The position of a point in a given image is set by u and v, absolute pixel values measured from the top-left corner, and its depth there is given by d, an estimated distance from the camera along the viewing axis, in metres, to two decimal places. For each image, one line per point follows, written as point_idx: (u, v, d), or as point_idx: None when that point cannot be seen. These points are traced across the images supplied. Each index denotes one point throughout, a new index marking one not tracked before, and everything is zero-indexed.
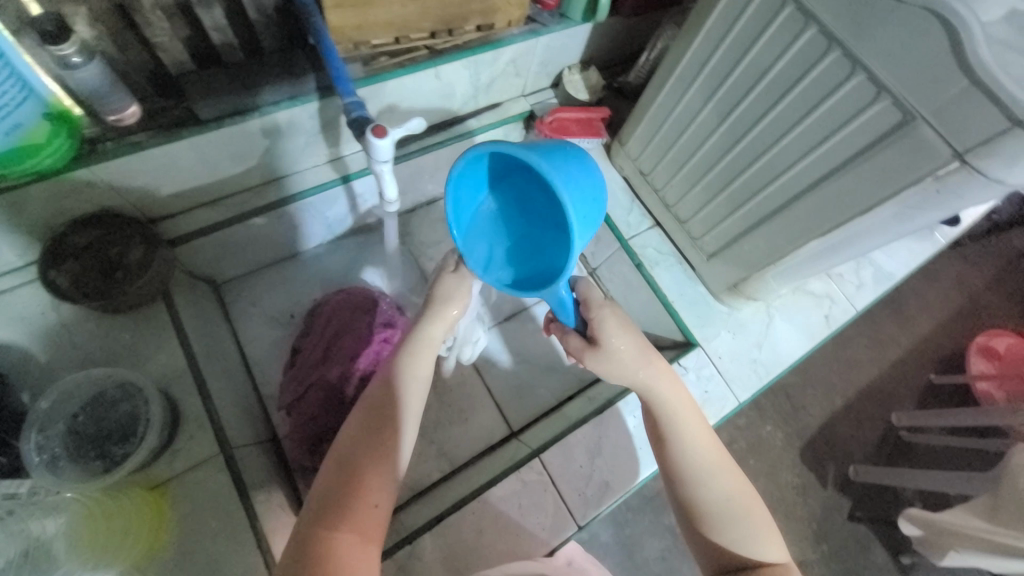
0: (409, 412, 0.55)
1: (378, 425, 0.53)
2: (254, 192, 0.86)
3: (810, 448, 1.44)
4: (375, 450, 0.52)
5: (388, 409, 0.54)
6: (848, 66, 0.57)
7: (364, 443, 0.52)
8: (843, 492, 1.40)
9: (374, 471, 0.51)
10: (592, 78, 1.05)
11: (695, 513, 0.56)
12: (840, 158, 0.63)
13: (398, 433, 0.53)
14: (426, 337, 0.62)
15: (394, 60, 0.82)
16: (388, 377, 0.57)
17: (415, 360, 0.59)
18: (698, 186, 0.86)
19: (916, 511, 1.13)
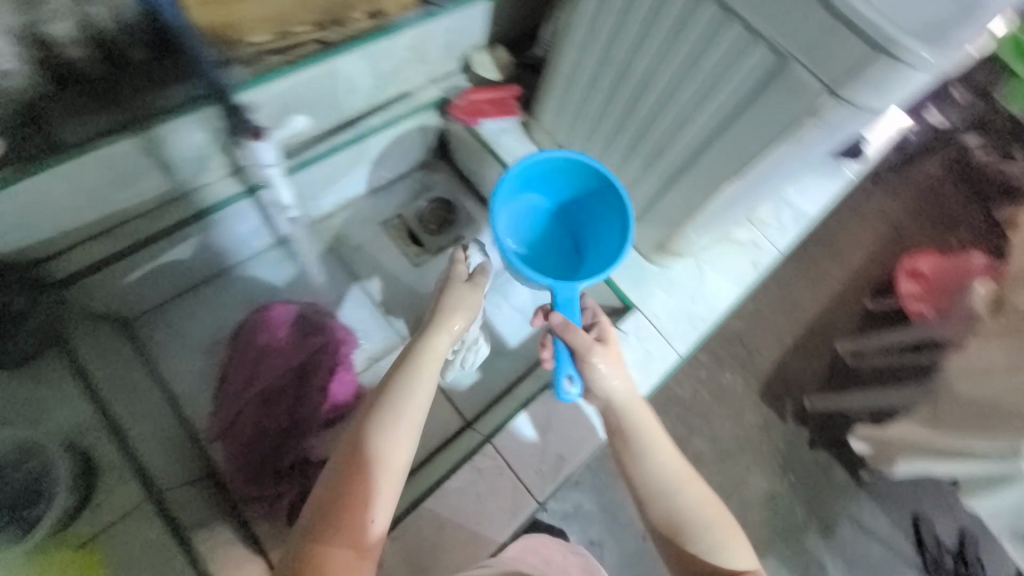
0: (406, 428, 0.59)
1: (376, 439, 0.57)
2: (150, 217, 0.79)
3: (767, 388, 1.51)
4: (373, 463, 0.56)
5: (388, 420, 0.59)
6: (721, 15, 0.59)
7: (363, 457, 0.56)
8: (802, 423, 1.49)
9: (368, 485, 0.55)
10: (502, 58, 1.04)
11: (672, 523, 0.63)
12: (731, 106, 0.64)
13: (397, 446, 0.58)
14: (427, 352, 0.67)
15: (281, 57, 0.76)
16: (390, 390, 0.61)
17: (416, 375, 0.63)
18: (614, 153, 0.87)
19: (862, 428, 1.22)
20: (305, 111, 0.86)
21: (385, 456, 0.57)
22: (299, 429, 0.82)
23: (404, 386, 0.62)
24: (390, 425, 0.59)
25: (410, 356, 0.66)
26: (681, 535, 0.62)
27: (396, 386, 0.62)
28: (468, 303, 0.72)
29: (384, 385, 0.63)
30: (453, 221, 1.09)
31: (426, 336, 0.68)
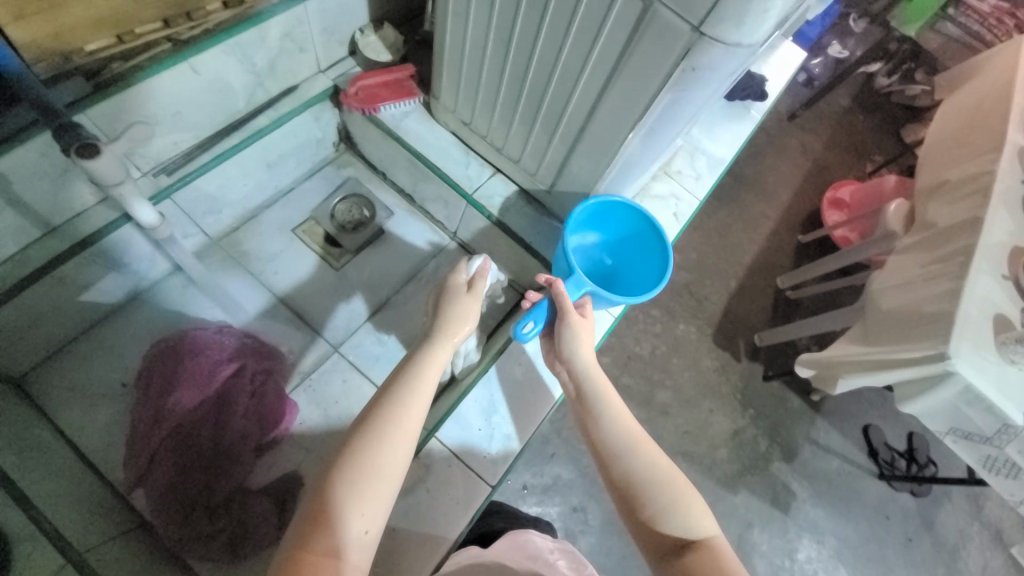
0: (410, 437, 0.54)
1: (381, 445, 0.52)
2: (15, 261, 0.71)
3: (719, 332, 1.57)
4: (377, 475, 0.50)
5: (393, 426, 0.53)
6: None
7: (365, 465, 0.50)
8: (755, 358, 1.55)
9: (369, 498, 0.49)
10: (389, 36, 0.99)
11: (625, 486, 0.56)
12: (609, 59, 0.64)
13: (400, 457, 0.53)
14: (430, 357, 0.61)
15: (129, 63, 0.69)
16: (396, 395, 0.56)
17: (422, 382, 0.58)
18: (516, 123, 0.85)
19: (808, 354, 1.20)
20: (176, 121, 0.80)
21: (390, 465, 0.52)
22: (230, 461, 0.79)
23: (409, 392, 0.57)
24: (383, 427, 0.53)
25: (412, 361, 0.61)
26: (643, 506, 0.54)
27: (402, 392, 0.57)
28: (469, 307, 0.68)
29: (388, 388, 0.57)
30: (372, 215, 1.04)
31: (433, 342, 0.64)
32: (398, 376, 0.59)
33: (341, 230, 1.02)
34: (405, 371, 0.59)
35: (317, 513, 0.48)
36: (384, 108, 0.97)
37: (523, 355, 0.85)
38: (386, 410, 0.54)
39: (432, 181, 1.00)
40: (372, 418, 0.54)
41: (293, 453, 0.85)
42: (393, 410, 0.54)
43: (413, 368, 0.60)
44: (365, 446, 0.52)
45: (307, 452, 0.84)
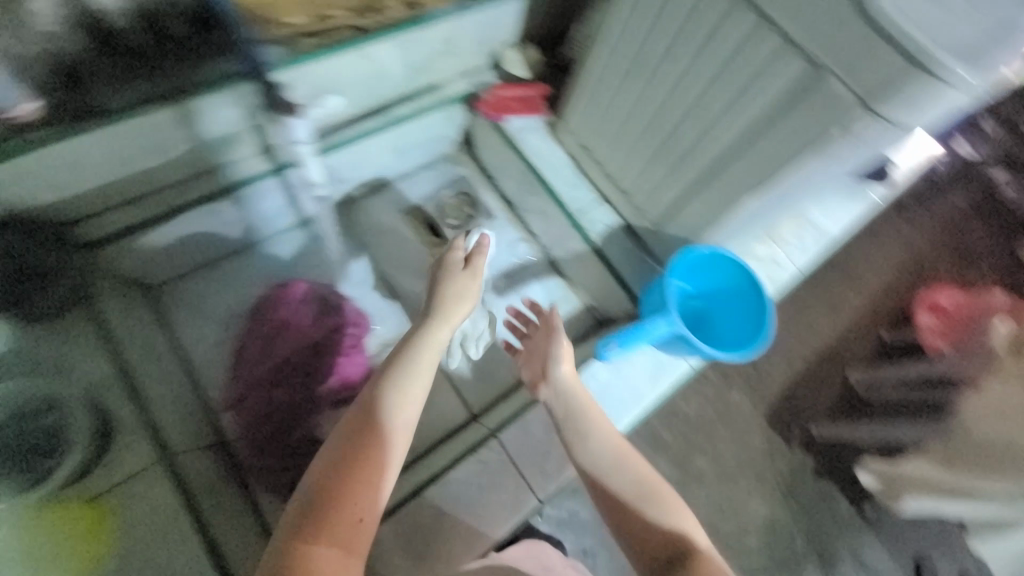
0: (402, 420, 0.58)
1: (376, 432, 0.56)
2: (180, 187, 0.82)
3: (772, 411, 1.43)
4: (371, 456, 0.54)
5: (389, 413, 0.57)
6: (756, 24, 0.60)
7: (360, 451, 0.54)
8: (807, 450, 1.41)
9: (367, 479, 0.53)
10: (531, 56, 1.04)
11: (625, 507, 0.61)
12: (762, 116, 0.65)
13: (397, 439, 0.57)
14: (426, 338, 0.65)
15: (316, 38, 0.77)
16: (387, 382, 0.59)
17: (412, 366, 0.62)
18: (639, 156, 0.88)
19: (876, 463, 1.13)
20: (336, 95, 0.88)
21: (385, 447, 0.55)
22: (312, 405, 0.85)
23: (400, 378, 0.60)
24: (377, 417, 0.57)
25: (403, 345, 0.64)
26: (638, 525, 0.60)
27: (395, 380, 0.60)
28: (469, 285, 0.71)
29: (377, 380, 0.60)
30: (473, 214, 1.10)
31: (427, 322, 0.66)
32: (393, 362, 0.63)
33: (443, 222, 1.07)
34: (394, 359, 0.63)
35: (322, 495, 0.51)
36: (513, 119, 1.03)
37: (598, 377, 0.84)
38: (379, 400, 0.58)
39: (538, 195, 1.04)
40: (367, 410, 0.57)
41: None
42: (386, 398, 0.58)
43: (404, 356, 0.63)
44: (361, 434, 0.56)
45: None
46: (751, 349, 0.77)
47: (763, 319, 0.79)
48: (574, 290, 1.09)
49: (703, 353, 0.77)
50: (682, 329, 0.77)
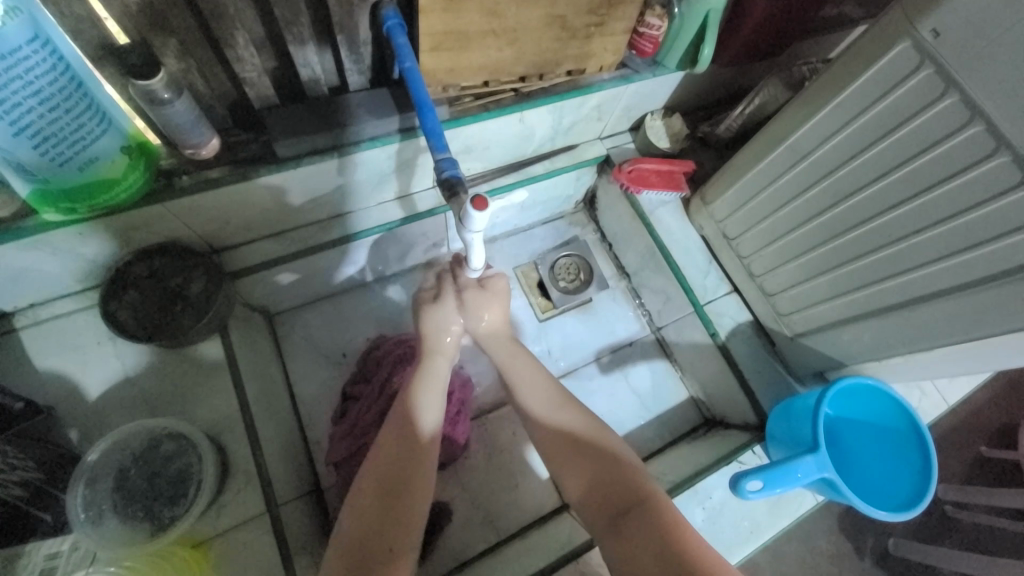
0: (424, 467, 0.59)
1: (402, 485, 0.57)
2: (320, 226, 0.81)
3: (851, 518, 1.32)
4: (399, 502, 0.56)
5: (407, 461, 0.59)
6: (1018, 174, 0.50)
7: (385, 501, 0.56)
8: (881, 566, 1.29)
9: (399, 522, 0.55)
10: (675, 125, 0.97)
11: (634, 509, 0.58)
12: (987, 270, 0.56)
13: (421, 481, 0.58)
14: (432, 369, 0.67)
15: (478, 102, 0.77)
16: (398, 434, 0.61)
17: (422, 412, 0.63)
18: (792, 264, 0.79)
19: None
20: (482, 153, 0.86)
21: (410, 492, 0.57)
22: None
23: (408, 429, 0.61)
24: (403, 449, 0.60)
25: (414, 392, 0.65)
26: (630, 531, 0.55)
27: (405, 429, 0.61)
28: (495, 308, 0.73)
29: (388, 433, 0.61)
30: (586, 280, 1.10)
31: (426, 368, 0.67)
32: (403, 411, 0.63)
33: (555, 284, 1.08)
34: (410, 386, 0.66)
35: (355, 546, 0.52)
36: (647, 192, 0.96)
37: (711, 500, 0.77)
38: (393, 452, 0.59)
39: (662, 274, 0.99)
40: (386, 461, 0.58)
41: (449, 485, 0.85)
42: (400, 449, 0.60)
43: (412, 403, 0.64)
44: (386, 483, 0.57)
45: (458, 487, 0.85)
46: (914, 508, 0.68)
47: (923, 468, 0.71)
48: (681, 378, 1.04)
49: (857, 506, 0.67)
50: (833, 474, 0.67)
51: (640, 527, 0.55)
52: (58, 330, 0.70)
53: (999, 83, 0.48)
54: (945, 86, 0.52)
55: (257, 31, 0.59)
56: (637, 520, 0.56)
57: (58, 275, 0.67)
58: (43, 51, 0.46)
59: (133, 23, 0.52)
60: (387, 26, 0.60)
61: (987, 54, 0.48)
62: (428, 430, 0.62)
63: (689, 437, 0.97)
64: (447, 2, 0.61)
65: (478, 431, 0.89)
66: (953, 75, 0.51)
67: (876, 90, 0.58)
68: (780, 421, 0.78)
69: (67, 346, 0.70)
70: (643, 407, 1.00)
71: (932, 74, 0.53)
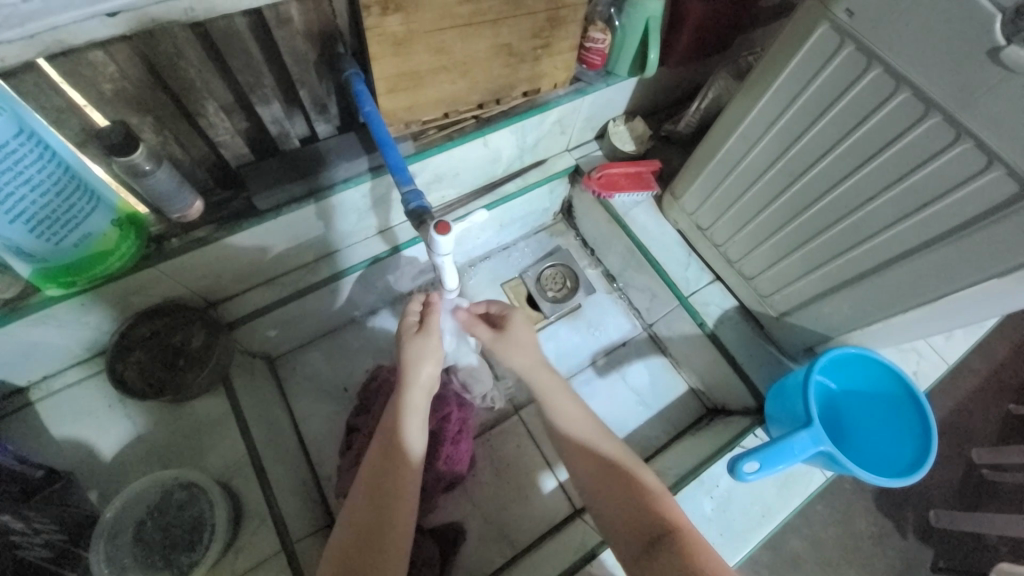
0: (410, 488, 0.59)
1: (389, 508, 0.57)
2: (308, 269, 0.85)
3: (883, 492, 1.30)
4: (388, 529, 0.56)
5: (393, 483, 0.59)
6: (951, 131, 0.52)
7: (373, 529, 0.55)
8: (924, 540, 1.26)
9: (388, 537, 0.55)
10: (639, 128, 1.01)
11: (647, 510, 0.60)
12: (945, 225, 0.58)
13: (405, 510, 0.58)
14: (417, 375, 0.67)
15: (442, 133, 0.82)
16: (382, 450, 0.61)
17: (405, 435, 0.62)
18: (763, 246, 0.81)
19: None
20: (453, 179, 0.90)
21: (396, 520, 0.56)
22: (422, 496, 0.79)
23: (391, 454, 0.61)
24: (389, 459, 0.60)
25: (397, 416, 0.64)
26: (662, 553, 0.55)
27: (390, 448, 0.61)
28: (524, 337, 0.75)
29: (371, 460, 0.61)
30: (574, 287, 1.12)
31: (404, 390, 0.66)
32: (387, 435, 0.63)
33: (544, 295, 1.11)
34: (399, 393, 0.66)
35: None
36: (619, 195, 0.99)
37: (718, 488, 0.78)
38: (377, 474, 0.59)
39: (645, 271, 1.01)
40: (375, 472, 0.59)
41: (461, 504, 0.86)
42: (384, 471, 0.59)
43: (394, 427, 0.63)
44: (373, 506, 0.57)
45: (470, 505, 0.86)
46: (917, 471, 0.68)
47: (923, 431, 0.71)
48: (680, 371, 1.05)
49: (861, 477, 0.67)
50: (830, 447, 0.67)
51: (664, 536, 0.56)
52: (69, 399, 0.74)
53: (914, 49, 0.51)
54: (868, 60, 0.55)
55: (226, 98, 0.64)
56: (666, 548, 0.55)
57: (66, 347, 0.71)
58: (28, 142, 0.51)
59: (111, 106, 0.57)
60: (344, 76, 0.65)
61: (900, 27, 0.51)
62: (412, 443, 0.63)
63: (693, 428, 0.98)
64: (396, 48, 0.65)
65: (484, 448, 0.91)
66: (871, 49, 0.54)
67: (808, 72, 0.61)
68: (773, 399, 0.80)
69: (80, 412, 0.74)
70: (645, 405, 1.01)
71: (854, 51, 0.56)
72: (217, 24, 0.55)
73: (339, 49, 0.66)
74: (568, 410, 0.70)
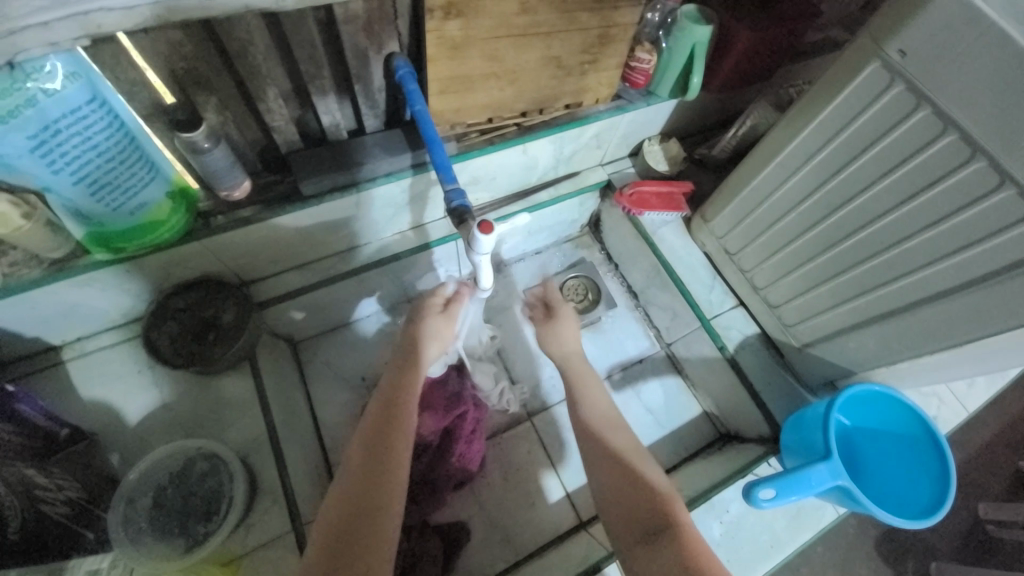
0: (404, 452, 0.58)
1: (385, 478, 0.55)
2: (340, 257, 0.87)
3: (887, 539, 1.27)
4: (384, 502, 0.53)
5: (389, 447, 0.58)
6: (994, 176, 0.52)
7: (366, 502, 0.52)
8: None
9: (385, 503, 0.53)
10: (673, 149, 1.02)
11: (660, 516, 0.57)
12: (983, 269, 0.58)
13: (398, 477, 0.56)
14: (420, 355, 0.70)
15: (484, 137, 0.84)
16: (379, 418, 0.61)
17: (405, 412, 0.62)
18: (791, 275, 0.81)
19: None
20: (489, 183, 0.92)
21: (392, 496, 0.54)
22: (432, 491, 0.79)
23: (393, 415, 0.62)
24: (387, 424, 0.60)
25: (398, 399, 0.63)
26: (656, 547, 0.54)
27: (389, 413, 0.62)
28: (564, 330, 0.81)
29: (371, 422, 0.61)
30: (595, 300, 1.13)
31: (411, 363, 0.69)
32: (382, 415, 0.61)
33: None
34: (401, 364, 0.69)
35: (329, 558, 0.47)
36: (648, 214, 1.00)
37: (728, 514, 0.77)
38: (373, 439, 0.59)
39: (668, 290, 1.02)
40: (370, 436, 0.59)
41: (467, 504, 0.86)
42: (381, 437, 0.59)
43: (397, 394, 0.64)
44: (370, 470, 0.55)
45: (475, 505, 0.86)
46: (935, 516, 0.67)
47: (943, 477, 0.71)
48: (694, 394, 1.04)
49: (875, 515, 0.66)
50: (847, 482, 0.67)
51: (668, 543, 0.53)
52: (100, 362, 0.76)
53: (963, 94, 0.52)
54: (917, 101, 0.56)
55: (285, 86, 0.66)
56: (663, 544, 0.54)
57: (105, 311, 0.73)
58: (99, 110, 0.53)
59: (179, 84, 0.59)
60: (399, 74, 0.67)
61: (953, 71, 0.52)
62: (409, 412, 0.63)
63: (704, 452, 0.98)
64: (452, 51, 0.68)
65: (494, 450, 0.91)
66: (921, 90, 0.55)
67: (856, 107, 0.62)
68: (790, 429, 0.80)
69: (109, 376, 0.76)
70: (659, 424, 1.01)
71: (903, 91, 0.56)
72: (289, 14, 0.57)
73: (396, 48, 0.68)
74: (585, 397, 0.73)
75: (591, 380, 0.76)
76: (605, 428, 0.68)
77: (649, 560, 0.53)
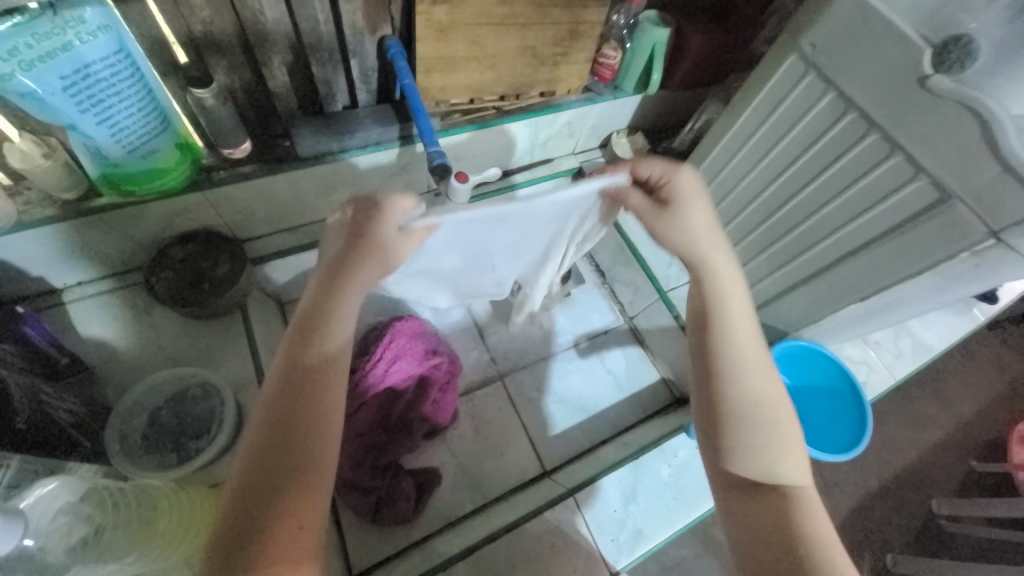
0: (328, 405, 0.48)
1: (298, 440, 0.46)
2: (330, 222, 0.95)
3: (846, 529, 1.35)
4: (299, 468, 0.45)
5: (309, 396, 0.48)
6: (886, 147, 0.63)
7: (279, 468, 0.44)
8: None
9: (302, 467, 0.45)
10: (638, 141, 1.13)
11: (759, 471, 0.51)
12: (883, 227, 0.67)
13: (316, 436, 0.47)
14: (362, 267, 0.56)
15: (465, 117, 0.92)
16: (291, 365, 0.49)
17: (329, 350, 0.50)
18: (736, 248, 0.91)
19: None
20: (470, 161, 1.01)
21: (313, 455, 0.46)
22: (406, 432, 0.86)
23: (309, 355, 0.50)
24: (300, 368, 0.49)
25: (322, 341, 0.50)
26: (762, 499, 0.49)
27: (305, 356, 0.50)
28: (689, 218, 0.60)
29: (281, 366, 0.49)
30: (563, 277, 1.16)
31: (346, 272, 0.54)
32: (299, 371, 0.49)
33: None
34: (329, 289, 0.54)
35: (231, 551, 0.41)
36: None
37: (676, 457, 0.87)
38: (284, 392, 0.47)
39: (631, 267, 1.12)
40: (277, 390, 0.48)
41: (439, 453, 0.92)
42: (297, 387, 0.48)
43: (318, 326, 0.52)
44: (279, 432, 0.46)
45: (448, 454, 0.92)
46: (857, 450, 0.82)
47: (862, 420, 0.86)
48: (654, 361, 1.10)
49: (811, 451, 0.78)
50: None
51: (773, 503, 0.48)
52: (97, 304, 0.81)
53: (858, 79, 0.63)
54: (825, 86, 0.67)
55: (289, 56, 0.75)
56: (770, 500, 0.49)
57: (109, 255, 0.79)
58: (125, 61, 0.60)
59: (195, 45, 0.67)
60: (391, 53, 0.76)
61: (850, 57, 0.63)
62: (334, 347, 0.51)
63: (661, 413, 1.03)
64: (439, 33, 0.77)
65: (467, 407, 0.98)
66: (829, 77, 0.66)
67: (781, 93, 0.73)
68: None
69: (106, 316, 0.81)
70: (619, 388, 1.06)
71: (815, 78, 0.68)
72: None
73: (388, 30, 0.78)
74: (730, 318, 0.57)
75: (736, 299, 0.58)
76: (738, 362, 0.55)
77: (751, 511, 0.49)
